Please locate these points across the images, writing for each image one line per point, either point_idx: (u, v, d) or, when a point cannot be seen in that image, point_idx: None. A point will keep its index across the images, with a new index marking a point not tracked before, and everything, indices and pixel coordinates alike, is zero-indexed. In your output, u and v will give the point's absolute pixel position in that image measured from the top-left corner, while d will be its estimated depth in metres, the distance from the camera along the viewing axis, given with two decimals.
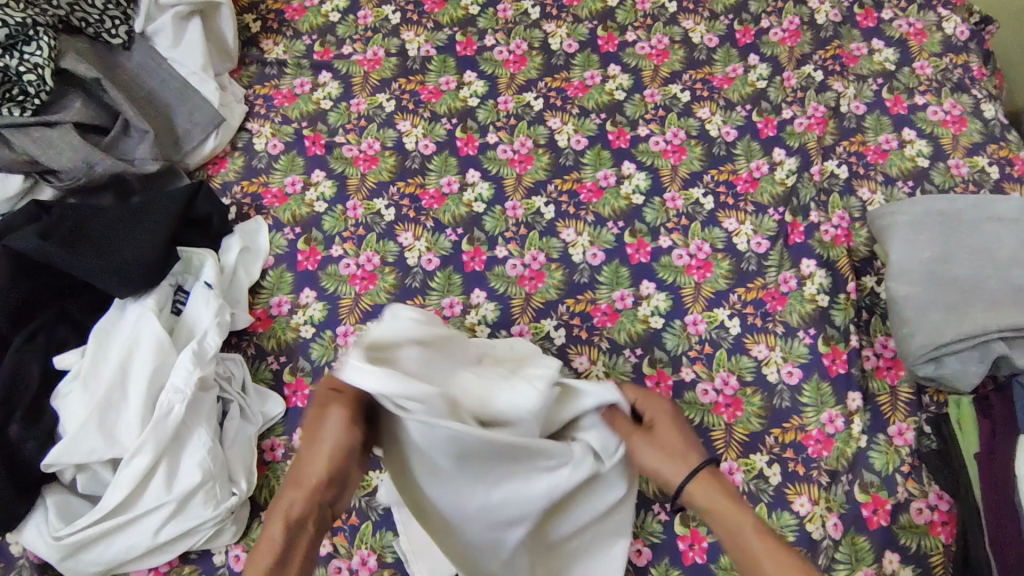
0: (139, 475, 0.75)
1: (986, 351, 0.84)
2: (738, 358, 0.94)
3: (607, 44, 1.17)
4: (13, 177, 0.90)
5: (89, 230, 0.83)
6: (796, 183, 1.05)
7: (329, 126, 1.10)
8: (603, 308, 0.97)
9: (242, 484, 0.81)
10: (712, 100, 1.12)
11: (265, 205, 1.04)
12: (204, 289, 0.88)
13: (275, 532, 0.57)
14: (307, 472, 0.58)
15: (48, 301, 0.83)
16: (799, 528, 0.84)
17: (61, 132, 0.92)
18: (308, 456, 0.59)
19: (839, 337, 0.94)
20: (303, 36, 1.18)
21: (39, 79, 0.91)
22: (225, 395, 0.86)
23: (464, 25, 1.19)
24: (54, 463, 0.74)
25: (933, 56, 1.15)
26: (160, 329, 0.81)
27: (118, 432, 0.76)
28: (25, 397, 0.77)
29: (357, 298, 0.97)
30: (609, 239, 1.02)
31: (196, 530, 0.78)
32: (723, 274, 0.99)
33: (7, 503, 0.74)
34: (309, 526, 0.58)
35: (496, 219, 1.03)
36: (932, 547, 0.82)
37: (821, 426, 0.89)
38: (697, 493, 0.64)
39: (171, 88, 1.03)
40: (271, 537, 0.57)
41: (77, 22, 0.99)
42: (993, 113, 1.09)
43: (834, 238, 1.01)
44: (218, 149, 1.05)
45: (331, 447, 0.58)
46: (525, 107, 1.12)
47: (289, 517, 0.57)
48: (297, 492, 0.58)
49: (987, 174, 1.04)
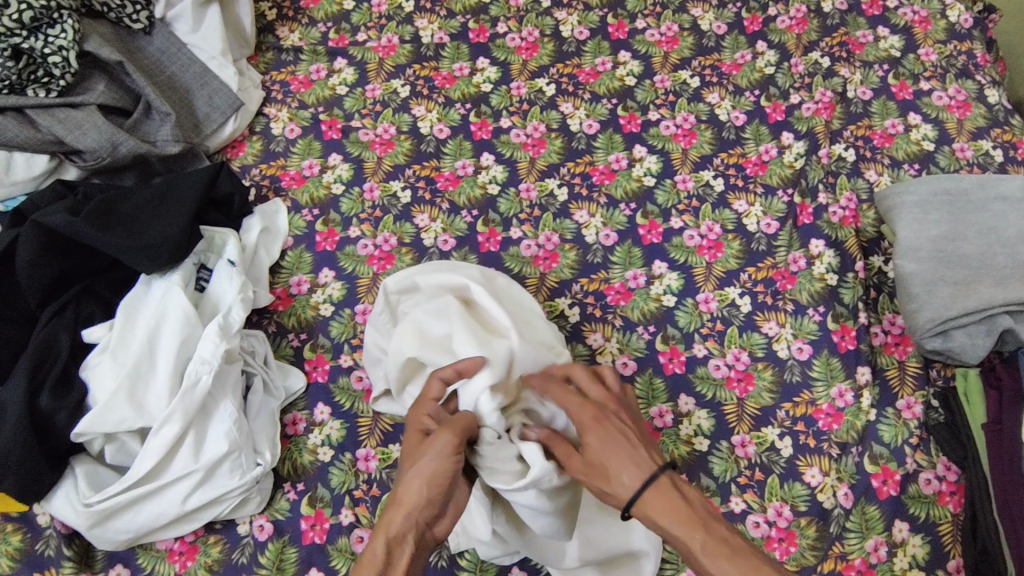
0: (168, 444, 0.77)
1: (992, 325, 0.86)
2: (749, 336, 0.96)
3: (618, 31, 1.19)
4: (40, 157, 0.92)
5: (116, 207, 0.85)
6: (804, 165, 1.07)
7: (346, 111, 1.12)
8: (616, 287, 0.99)
9: (266, 455, 0.83)
10: (721, 86, 1.14)
11: (283, 187, 1.05)
12: (227, 266, 0.89)
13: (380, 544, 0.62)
14: (409, 484, 0.65)
15: (77, 276, 0.85)
16: (810, 498, 0.86)
17: (85, 113, 0.93)
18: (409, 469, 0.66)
19: (847, 314, 0.96)
20: (318, 24, 1.20)
21: (63, 62, 0.92)
22: (248, 368, 0.88)
23: (477, 13, 1.21)
24: (85, 432, 0.76)
25: (938, 43, 1.17)
26: (186, 303, 0.82)
27: (147, 403, 0.78)
28: (55, 368, 0.79)
29: (375, 278, 0.99)
30: (622, 220, 1.04)
31: (223, 499, 0.80)
32: (734, 254, 1.01)
33: (37, 471, 0.75)
34: (413, 539, 0.63)
35: (511, 201, 1.05)
36: (941, 516, 0.84)
37: (831, 401, 0.91)
38: (651, 502, 0.64)
39: (190, 72, 1.05)
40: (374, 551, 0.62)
41: (98, 7, 1.00)
42: (997, 99, 1.11)
43: (842, 219, 1.03)
44: (236, 133, 1.07)
45: (434, 460, 0.65)
46: (537, 93, 1.14)
47: (391, 533, 0.63)
48: (400, 506, 0.64)
49: (991, 157, 1.06)
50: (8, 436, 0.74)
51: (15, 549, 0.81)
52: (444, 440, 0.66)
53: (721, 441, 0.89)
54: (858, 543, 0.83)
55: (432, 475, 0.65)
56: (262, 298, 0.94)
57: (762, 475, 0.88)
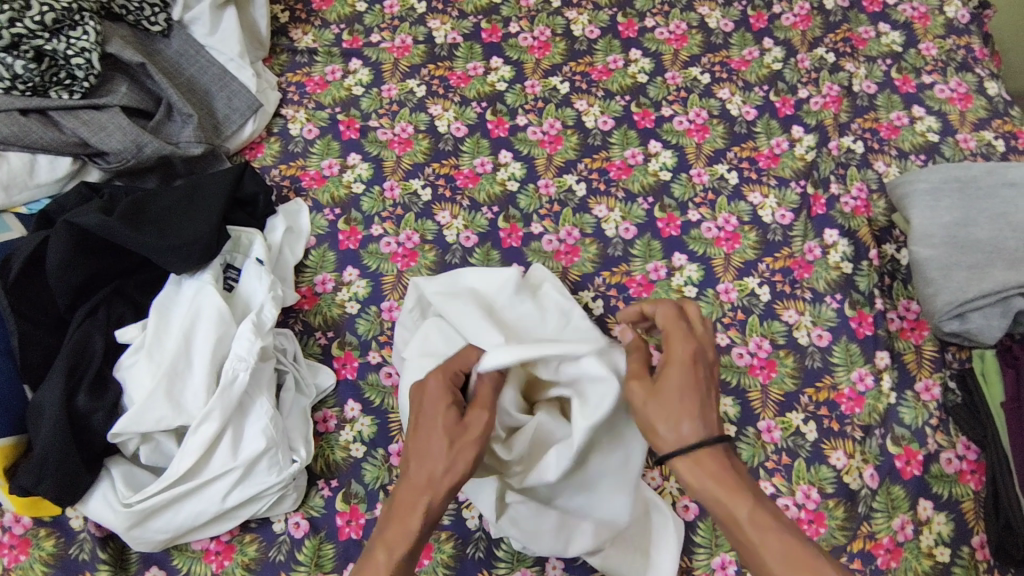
0: (208, 441, 0.78)
1: (1007, 307, 0.89)
2: (770, 324, 0.98)
3: (628, 29, 1.22)
4: (63, 159, 0.93)
5: (146, 207, 0.86)
6: (815, 158, 1.10)
7: (363, 111, 1.13)
8: (637, 279, 1.01)
9: (302, 452, 0.83)
10: (731, 81, 1.17)
11: (304, 187, 1.06)
12: (256, 265, 0.91)
13: (418, 525, 0.65)
14: (439, 466, 0.67)
15: (107, 278, 0.85)
16: (837, 480, 0.88)
17: (109, 115, 0.94)
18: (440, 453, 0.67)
19: (864, 301, 0.98)
20: (331, 26, 1.21)
21: (87, 63, 0.94)
22: (281, 366, 0.88)
23: (488, 13, 1.23)
24: (123, 433, 0.77)
25: (938, 37, 1.21)
26: (220, 303, 0.83)
27: (185, 401, 0.79)
28: (90, 369, 0.79)
29: (400, 275, 1.00)
30: (640, 214, 1.06)
31: (261, 496, 0.80)
32: (751, 245, 1.03)
33: (75, 473, 0.75)
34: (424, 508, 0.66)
35: (530, 197, 1.07)
36: (963, 494, 0.87)
37: (852, 385, 0.93)
38: (704, 461, 0.67)
39: (209, 74, 1.07)
40: (409, 528, 0.65)
41: (118, 10, 1.02)
42: (996, 91, 1.15)
43: (854, 209, 1.05)
44: (256, 134, 1.09)
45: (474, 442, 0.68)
46: (552, 91, 1.15)
47: (429, 514, 0.66)
48: (432, 489, 0.66)
49: (994, 147, 1.10)
50: (46, 438, 0.74)
51: (47, 554, 0.80)
52: (481, 424, 0.69)
53: (748, 427, 0.91)
54: (885, 523, 0.85)
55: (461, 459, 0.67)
56: (289, 298, 0.95)
57: (789, 459, 0.89)
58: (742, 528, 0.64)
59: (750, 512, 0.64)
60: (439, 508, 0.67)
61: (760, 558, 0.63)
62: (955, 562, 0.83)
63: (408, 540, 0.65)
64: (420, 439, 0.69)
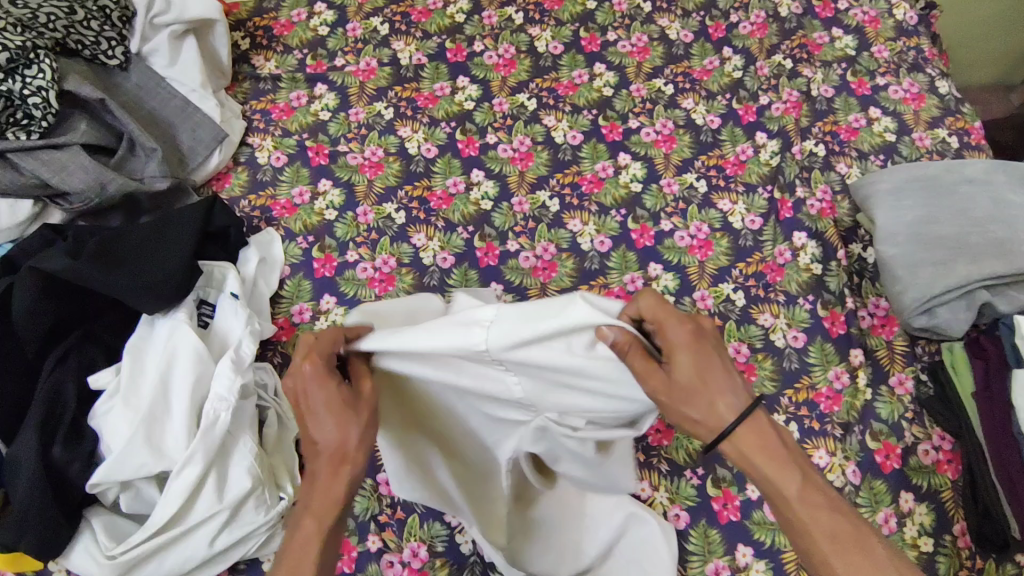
0: (191, 486, 0.76)
1: (972, 300, 0.93)
2: (747, 328, 0.99)
3: (591, 44, 1.23)
4: (24, 202, 0.92)
5: (114, 247, 0.84)
6: (780, 162, 1.12)
7: (331, 136, 1.12)
8: (615, 291, 1.02)
9: (289, 488, 0.82)
10: (694, 91, 1.19)
11: (275, 217, 1.05)
12: (231, 300, 0.89)
13: (342, 490, 0.65)
14: (349, 435, 0.65)
15: (75, 322, 0.84)
16: (821, 479, 0.90)
17: (69, 154, 0.94)
18: (348, 426, 0.65)
19: (835, 301, 1.01)
20: (294, 51, 1.20)
21: (44, 103, 0.93)
22: (263, 402, 0.86)
23: (452, 33, 1.23)
24: (102, 482, 0.75)
25: (889, 40, 1.25)
26: (196, 341, 0.82)
27: (165, 445, 0.78)
28: (64, 419, 0.78)
29: (378, 300, 0.99)
30: (614, 226, 1.07)
31: (250, 537, 0.79)
32: (723, 251, 1.05)
33: (56, 526, 0.74)
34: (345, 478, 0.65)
35: (505, 215, 1.07)
36: (941, 484, 0.89)
37: (829, 383, 0.95)
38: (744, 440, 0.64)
39: (171, 106, 1.05)
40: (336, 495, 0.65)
41: (73, 45, 1.00)
42: (947, 89, 1.19)
43: (820, 211, 1.08)
44: (222, 165, 1.07)
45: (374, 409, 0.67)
46: (519, 108, 1.16)
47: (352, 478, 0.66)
48: (347, 463, 0.65)
49: (948, 144, 1.14)
50: (23, 492, 0.72)
51: None
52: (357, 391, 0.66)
53: None
54: (870, 517, 0.88)
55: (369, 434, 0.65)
56: (268, 330, 0.93)
57: None
58: (793, 508, 0.63)
59: (800, 488, 0.63)
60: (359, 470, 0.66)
61: (808, 534, 0.62)
62: (938, 552, 0.86)
63: (331, 507, 0.64)
64: (314, 417, 0.66)
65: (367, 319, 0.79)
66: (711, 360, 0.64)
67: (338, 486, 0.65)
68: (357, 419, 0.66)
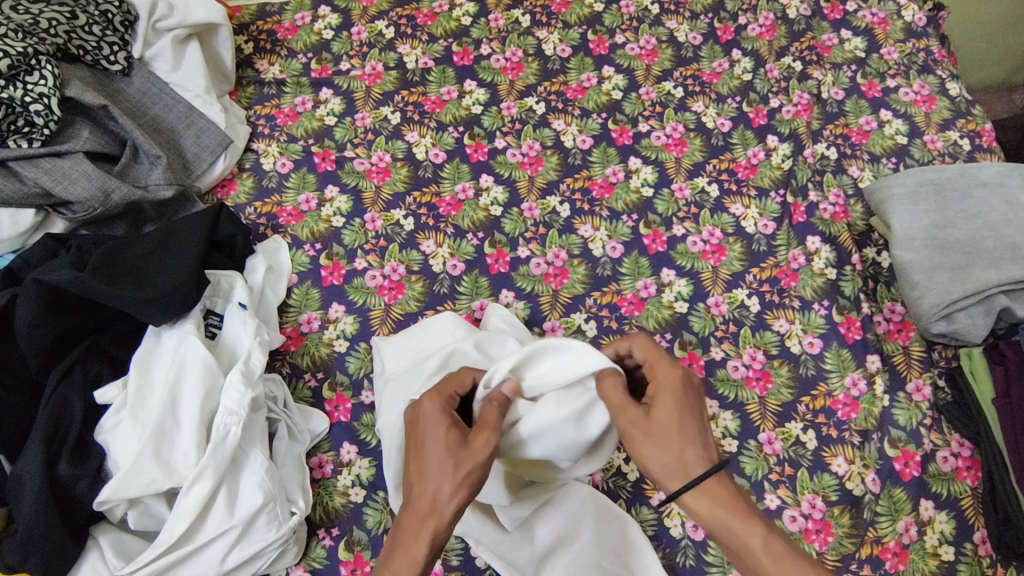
0: (201, 503, 0.75)
1: (990, 305, 0.92)
2: (762, 335, 0.98)
3: (599, 47, 1.22)
4: (26, 212, 0.91)
5: (118, 258, 0.82)
6: (792, 166, 1.11)
7: (337, 141, 1.10)
8: (628, 298, 1.00)
9: (301, 503, 0.81)
10: (704, 94, 1.17)
11: (281, 224, 1.04)
12: (238, 310, 0.88)
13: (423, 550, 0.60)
14: (442, 488, 0.62)
15: (79, 335, 0.82)
16: (840, 487, 0.88)
17: (72, 162, 0.92)
18: (443, 481, 0.62)
19: (851, 306, 0.99)
20: (298, 55, 1.19)
21: (45, 109, 0.91)
22: (273, 414, 0.85)
23: (458, 36, 1.22)
24: (108, 500, 0.73)
25: (898, 42, 1.23)
26: (205, 354, 0.81)
27: (175, 461, 0.76)
28: (70, 435, 0.76)
29: (387, 308, 0.97)
30: (626, 232, 1.05)
31: (262, 554, 0.77)
32: (737, 256, 1.03)
33: (62, 546, 0.72)
34: (428, 536, 0.61)
35: (515, 221, 1.05)
36: (961, 491, 0.88)
37: (847, 390, 0.94)
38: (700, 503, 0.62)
39: (175, 112, 1.04)
40: (414, 554, 0.60)
41: (75, 50, 0.98)
42: (958, 91, 1.18)
43: (833, 215, 1.07)
44: (227, 171, 1.06)
45: (477, 468, 0.62)
46: (528, 112, 1.14)
47: (435, 539, 0.61)
48: (437, 511, 0.61)
49: (960, 146, 1.12)
50: (29, 512, 0.71)
51: None
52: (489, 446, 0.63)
53: (749, 440, 0.91)
54: (890, 527, 0.86)
55: (465, 469, 0.62)
56: (275, 340, 0.92)
57: (792, 470, 0.90)
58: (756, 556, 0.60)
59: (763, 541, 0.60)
60: (444, 535, 0.62)
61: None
62: (960, 560, 0.85)
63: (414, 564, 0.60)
64: (422, 459, 0.65)
65: (385, 350, 0.89)
66: (687, 392, 0.66)
67: (423, 544, 0.60)
68: (455, 473, 0.62)
